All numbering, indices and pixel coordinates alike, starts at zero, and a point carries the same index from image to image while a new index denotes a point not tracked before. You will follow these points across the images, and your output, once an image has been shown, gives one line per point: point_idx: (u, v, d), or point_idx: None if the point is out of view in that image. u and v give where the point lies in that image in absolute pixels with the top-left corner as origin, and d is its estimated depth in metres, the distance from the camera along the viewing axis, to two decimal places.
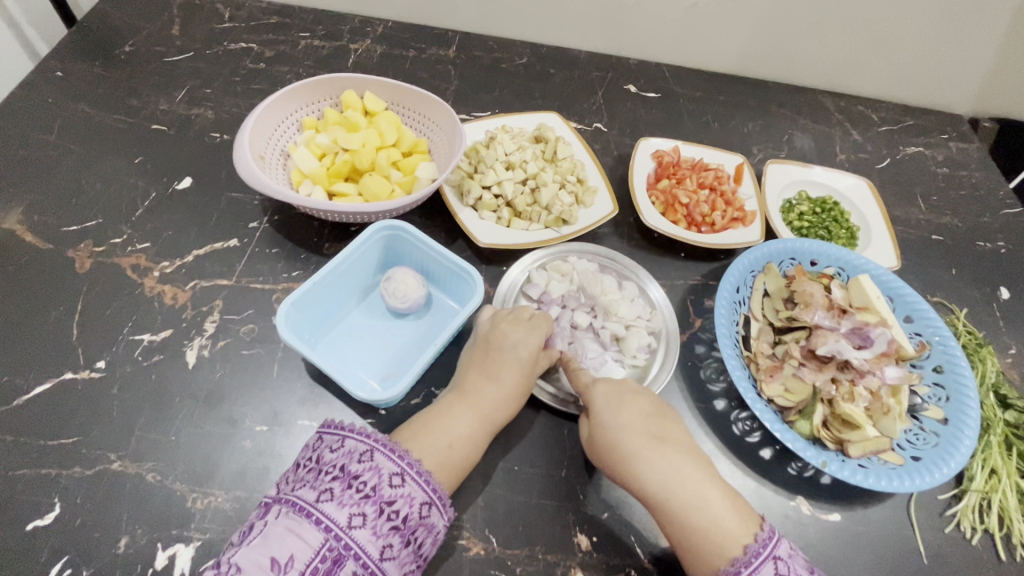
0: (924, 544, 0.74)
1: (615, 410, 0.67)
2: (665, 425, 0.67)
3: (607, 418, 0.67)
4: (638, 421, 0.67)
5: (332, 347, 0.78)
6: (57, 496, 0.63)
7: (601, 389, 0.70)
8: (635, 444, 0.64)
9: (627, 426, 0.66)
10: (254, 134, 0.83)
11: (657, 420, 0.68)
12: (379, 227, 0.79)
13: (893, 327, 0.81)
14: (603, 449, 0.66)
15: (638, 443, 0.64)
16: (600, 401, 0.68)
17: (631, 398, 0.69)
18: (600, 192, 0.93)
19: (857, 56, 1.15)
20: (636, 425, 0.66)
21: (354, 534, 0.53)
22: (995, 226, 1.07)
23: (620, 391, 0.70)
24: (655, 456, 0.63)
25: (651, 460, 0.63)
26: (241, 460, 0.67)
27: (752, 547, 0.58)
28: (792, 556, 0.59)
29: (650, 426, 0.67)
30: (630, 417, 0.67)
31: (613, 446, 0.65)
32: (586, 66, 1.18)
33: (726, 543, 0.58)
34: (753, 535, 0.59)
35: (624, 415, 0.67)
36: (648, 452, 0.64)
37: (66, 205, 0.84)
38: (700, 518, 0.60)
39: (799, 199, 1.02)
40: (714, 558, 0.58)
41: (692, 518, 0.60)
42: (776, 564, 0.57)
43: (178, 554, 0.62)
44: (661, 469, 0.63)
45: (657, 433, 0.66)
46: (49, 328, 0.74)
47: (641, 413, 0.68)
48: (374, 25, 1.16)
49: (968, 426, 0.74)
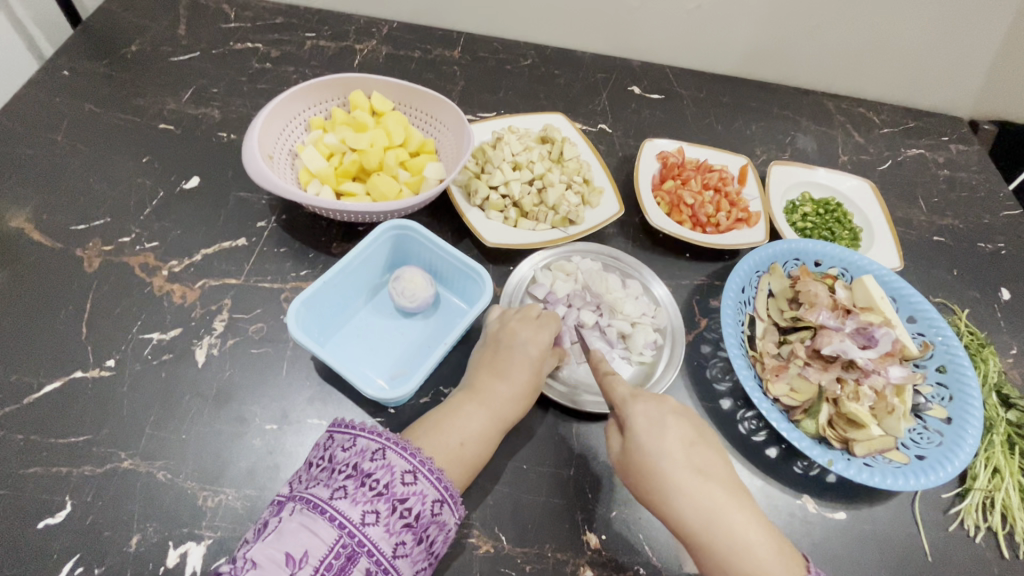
0: (929, 542, 0.75)
1: (656, 436, 0.65)
2: (707, 456, 0.65)
3: (647, 444, 0.64)
4: (679, 450, 0.64)
5: (341, 346, 0.78)
6: (68, 494, 0.63)
7: (641, 408, 0.67)
8: (673, 472, 0.62)
9: (668, 454, 0.63)
10: (262, 133, 0.83)
11: (698, 448, 0.65)
12: (388, 227, 0.79)
13: (897, 327, 0.82)
14: (637, 471, 0.64)
15: (678, 475, 0.62)
16: (640, 424, 0.66)
17: (672, 421, 0.66)
18: (606, 192, 0.94)
19: (859, 59, 1.16)
20: (677, 453, 0.64)
21: (367, 531, 0.53)
22: (995, 228, 1.08)
23: (660, 414, 0.67)
24: (698, 492, 0.61)
25: (692, 496, 0.61)
26: (251, 458, 0.68)
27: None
28: None
29: (691, 456, 0.64)
30: (671, 444, 0.64)
31: (648, 470, 0.63)
32: (591, 67, 1.19)
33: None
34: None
35: (665, 443, 0.64)
36: (689, 487, 0.61)
37: (74, 204, 0.84)
38: (741, 560, 0.57)
39: (802, 200, 1.03)
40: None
41: (733, 558, 0.58)
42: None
43: (189, 552, 0.62)
44: (702, 505, 0.60)
45: (699, 464, 0.64)
46: (58, 326, 0.74)
47: (683, 442, 0.65)
48: (379, 25, 1.16)
49: (971, 425, 0.75)
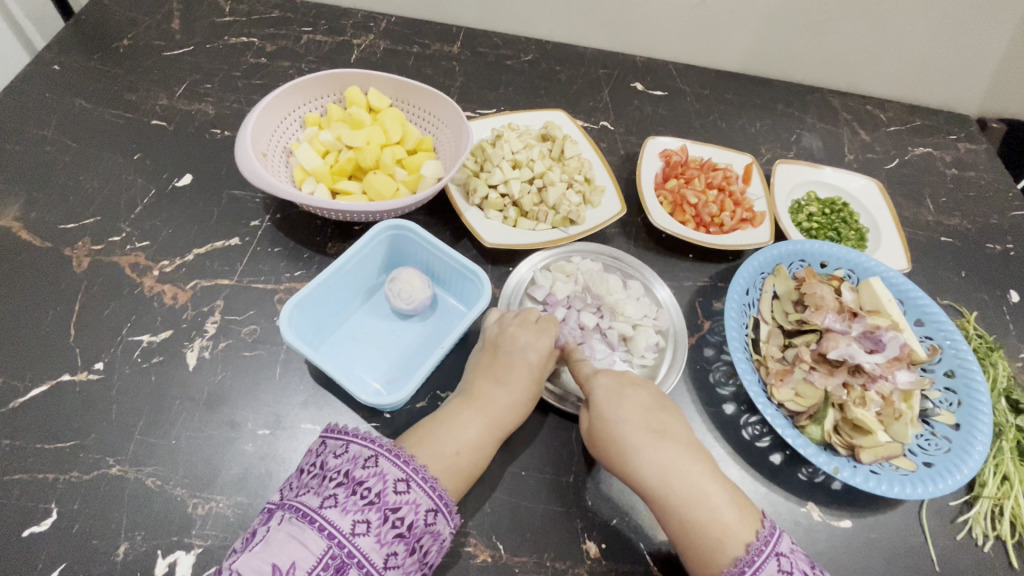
0: (935, 551, 0.73)
1: (614, 402, 0.66)
2: (665, 419, 0.66)
3: (607, 410, 0.66)
4: (637, 415, 0.65)
5: (336, 348, 0.76)
6: (54, 501, 0.61)
7: (601, 381, 0.68)
8: (632, 435, 0.63)
9: (625, 418, 0.65)
10: (256, 130, 0.81)
11: (657, 413, 0.66)
12: (384, 226, 0.77)
13: (904, 330, 0.80)
14: (600, 440, 0.65)
15: (635, 437, 0.63)
16: (599, 393, 0.67)
17: (631, 390, 0.68)
18: (608, 191, 0.92)
19: (866, 55, 1.14)
20: (636, 417, 0.65)
21: (358, 541, 0.51)
22: (1004, 228, 1.06)
23: (619, 384, 0.68)
24: (653, 452, 0.62)
25: (649, 456, 0.62)
26: (243, 464, 0.66)
27: (754, 544, 0.56)
28: (794, 552, 0.57)
29: (649, 420, 0.65)
30: (628, 409, 0.66)
31: (610, 438, 0.64)
32: (592, 63, 1.16)
33: (725, 539, 0.57)
34: (756, 532, 0.57)
35: (623, 409, 0.65)
36: (646, 448, 0.62)
37: (63, 202, 0.83)
38: (698, 512, 0.58)
39: (807, 200, 1.01)
40: (716, 553, 0.56)
41: (691, 512, 0.58)
42: (779, 560, 0.55)
43: (178, 562, 0.60)
44: (658, 465, 0.61)
45: (656, 427, 0.65)
46: (45, 328, 0.72)
47: (640, 407, 0.66)
48: (377, 20, 1.14)
49: (980, 431, 0.73)
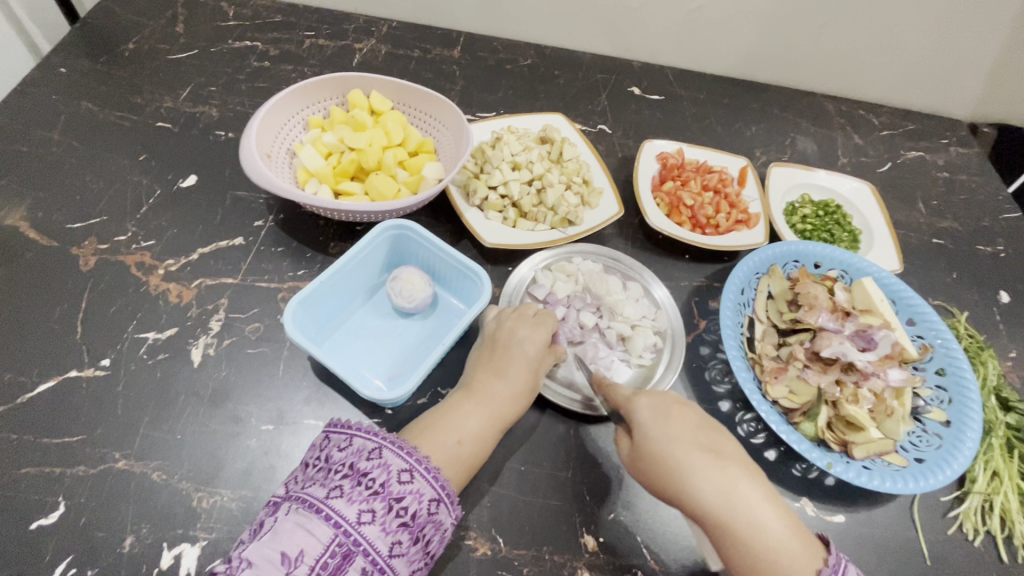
0: (927, 546, 0.74)
1: (664, 423, 0.64)
2: (716, 439, 0.64)
3: (657, 431, 0.63)
4: (689, 435, 0.63)
5: (338, 346, 0.78)
6: (62, 495, 0.62)
7: (645, 401, 0.66)
8: (686, 455, 0.61)
9: (678, 438, 0.62)
10: (260, 132, 0.82)
11: (706, 432, 0.64)
12: (386, 226, 0.79)
13: (896, 329, 0.81)
14: (651, 463, 0.62)
15: (692, 458, 0.61)
16: (646, 414, 0.65)
17: (677, 410, 0.66)
18: (605, 193, 0.93)
19: (859, 60, 1.16)
20: (687, 437, 0.63)
21: (363, 530, 0.52)
22: (994, 231, 1.08)
23: (664, 403, 0.66)
24: (714, 473, 0.59)
25: (709, 478, 0.59)
26: (247, 459, 0.67)
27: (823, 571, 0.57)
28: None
29: (702, 440, 0.63)
30: (679, 429, 0.63)
31: (662, 460, 0.61)
32: (590, 68, 1.18)
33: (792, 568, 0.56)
34: (823, 560, 0.57)
35: (674, 429, 0.63)
36: (706, 469, 0.60)
37: (69, 202, 0.84)
38: (764, 539, 0.57)
39: (801, 202, 1.03)
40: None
41: (756, 538, 0.57)
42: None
43: (183, 554, 0.61)
44: (719, 487, 0.59)
45: (709, 448, 0.62)
46: (52, 325, 0.73)
47: (690, 427, 0.64)
48: (378, 24, 1.16)
49: (969, 427, 0.74)
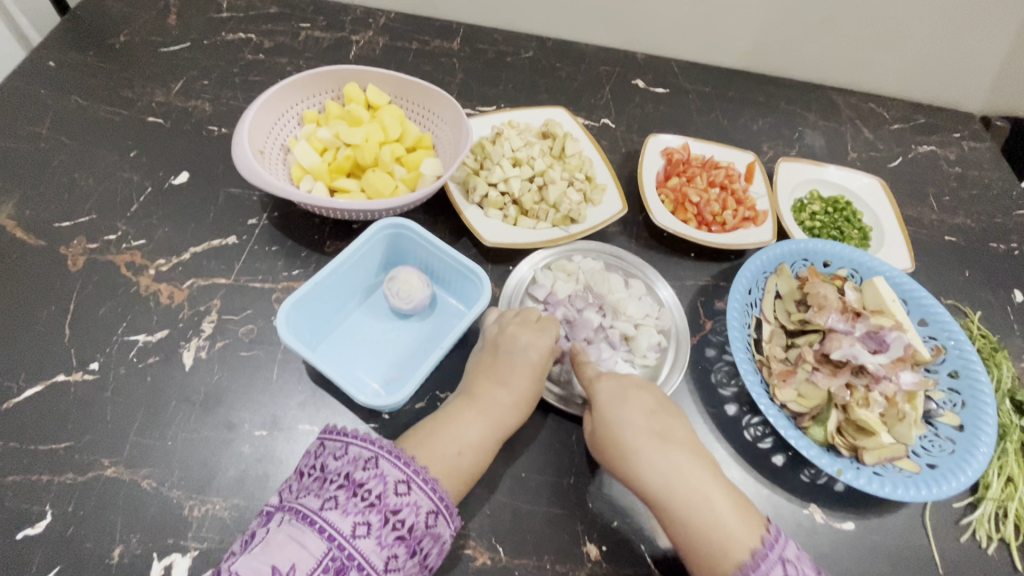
0: (939, 554, 0.72)
1: (618, 405, 0.65)
2: (669, 423, 0.65)
3: (612, 414, 0.65)
4: (640, 420, 0.65)
5: (334, 349, 0.75)
6: (49, 504, 0.61)
7: (605, 385, 0.68)
8: (634, 438, 0.63)
9: (630, 423, 0.64)
10: (253, 128, 0.80)
11: (660, 417, 0.66)
12: (383, 224, 0.77)
13: (908, 330, 0.79)
14: (603, 443, 0.64)
15: (639, 441, 0.63)
16: (603, 398, 0.66)
17: (635, 393, 0.67)
18: (609, 189, 0.91)
19: (869, 52, 1.13)
20: (638, 421, 0.65)
21: (358, 543, 0.51)
22: (1008, 228, 1.05)
23: (623, 387, 0.67)
24: (657, 456, 0.62)
25: (653, 462, 0.61)
26: (239, 465, 0.65)
27: (759, 550, 0.56)
28: (799, 559, 0.56)
29: (653, 424, 0.65)
30: (632, 414, 0.65)
31: (612, 441, 0.64)
32: (593, 60, 1.15)
33: (728, 545, 0.56)
34: (760, 538, 0.56)
35: (627, 412, 0.65)
36: (648, 453, 0.62)
37: (58, 200, 0.82)
38: (700, 519, 0.58)
39: (810, 198, 1.00)
40: (719, 560, 0.56)
41: (694, 514, 0.58)
42: (785, 566, 0.55)
43: (174, 565, 0.59)
44: (661, 468, 0.61)
45: (659, 432, 0.64)
46: (40, 328, 0.71)
47: (644, 410, 0.66)
48: (376, 16, 1.13)
49: (985, 432, 0.72)
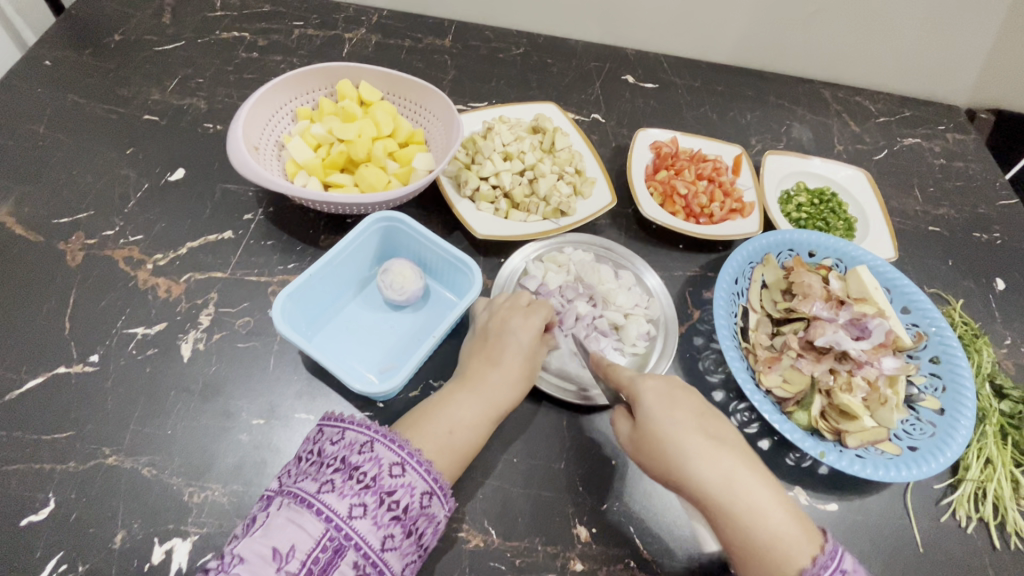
0: (919, 533, 0.74)
1: (667, 406, 0.63)
2: (720, 425, 0.63)
3: (660, 416, 0.62)
4: (693, 421, 0.62)
5: (329, 339, 0.77)
6: (52, 491, 0.62)
7: (651, 384, 0.65)
8: (689, 440, 0.60)
9: (682, 423, 0.62)
10: (247, 124, 0.81)
11: (709, 419, 0.63)
12: (376, 218, 0.78)
13: (890, 318, 0.81)
14: (651, 446, 0.62)
15: (694, 444, 0.60)
16: (651, 396, 0.64)
17: (681, 395, 0.65)
18: (598, 183, 0.93)
19: (855, 46, 1.14)
20: (689, 423, 0.62)
21: (354, 524, 0.52)
22: (991, 218, 1.07)
23: (669, 389, 0.65)
24: (715, 458, 0.59)
25: (710, 464, 0.59)
26: (238, 453, 0.67)
27: (819, 558, 0.55)
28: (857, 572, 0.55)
29: (704, 426, 0.62)
30: (683, 414, 0.63)
31: (662, 444, 0.61)
32: (583, 56, 1.17)
33: (792, 552, 0.55)
34: (820, 547, 0.56)
35: (678, 414, 0.63)
36: (704, 454, 0.59)
37: (56, 196, 0.83)
38: (763, 524, 0.56)
39: (797, 190, 1.02)
40: (778, 567, 0.55)
41: (754, 522, 0.56)
42: None
43: (175, 548, 0.61)
44: (722, 472, 0.58)
45: (713, 433, 0.62)
46: (40, 321, 0.73)
47: (693, 412, 0.63)
48: (368, 14, 1.14)
49: (964, 416, 0.74)
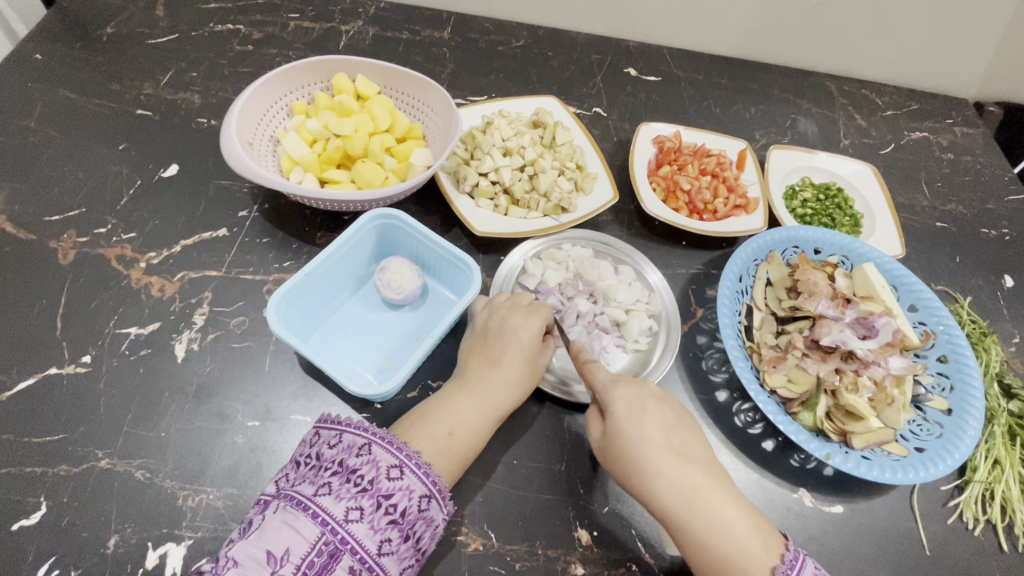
0: (926, 535, 0.73)
1: (637, 419, 0.61)
2: (687, 439, 0.62)
3: (628, 428, 0.61)
4: (660, 435, 0.61)
5: (326, 340, 0.76)
6: (43, 495, 0.61)
7: (623, 392, 0.63)
8: (655, 456, 0.59)
9: (650, 438, 0.60)
10: (241, 119, 0.79)
11: (678, 432, 0.62)
12: (372, 215, 0.76)
13: (897, 316, 0.79)
14: (617, 456, 0.61)
15: (658, 460, 0.59)
16: (621, 408, 0.62)
17: (654, 406, 0.63)
18: (599, 178, 0.91)
19: (862, 38, 1.12)
20: (658, 437, 0.61)
21: (350, 528, 0.51)
22: (1000, 214, 1.05)
23: (642, 398, 0.63)
24: (679, 475, 0.58)
25: (672, 479, 0.58)
26: (233, 455, 0.66)
27: (778, 567, 0.55)
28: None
29: (672, 439, 0.61)
30: (652, 428, 0.61)
31: (628, 457, 0.60)
32: (585, 49, 1.15)
33: (750, 568, 0.55)
34: (780, 556, 0.56)
35: (646, 427, 0.61)
36: (667, 469, 0.59)
37: (47, 193, 0.82)
38: (722, 541, 0.56)
39: (802, 185, 1.00)
40: None
41: (712, 540, 0.56)
42: None
43: (169, 553, 0.60)
44: (683, 489, 0.58)
45: (679, 448, 0.61)
46: (31, 321, 0.71)
47: (663, 425, 0.62)
48: (365, 6, 1.12)
49: (972, 416, 0.72)
